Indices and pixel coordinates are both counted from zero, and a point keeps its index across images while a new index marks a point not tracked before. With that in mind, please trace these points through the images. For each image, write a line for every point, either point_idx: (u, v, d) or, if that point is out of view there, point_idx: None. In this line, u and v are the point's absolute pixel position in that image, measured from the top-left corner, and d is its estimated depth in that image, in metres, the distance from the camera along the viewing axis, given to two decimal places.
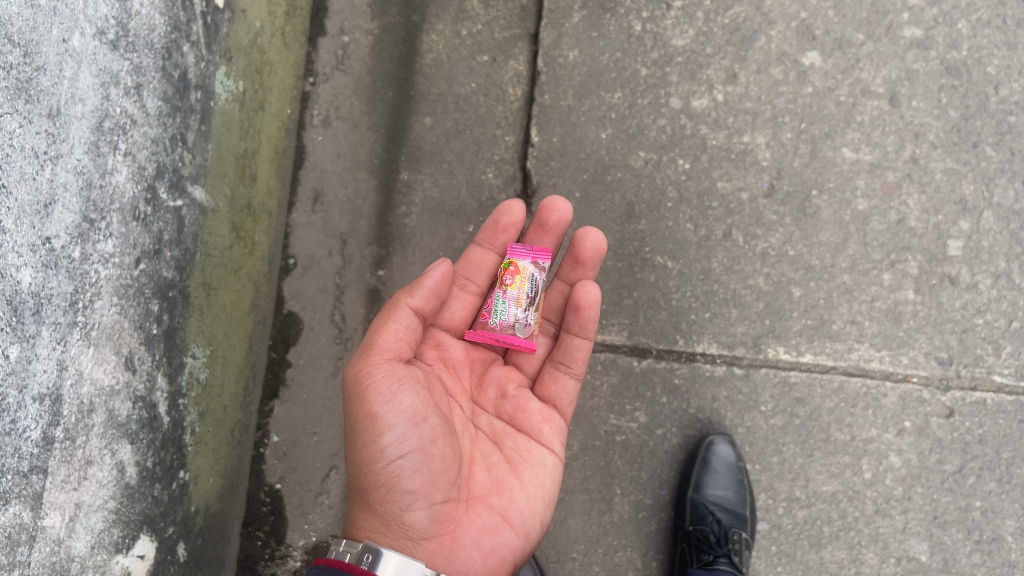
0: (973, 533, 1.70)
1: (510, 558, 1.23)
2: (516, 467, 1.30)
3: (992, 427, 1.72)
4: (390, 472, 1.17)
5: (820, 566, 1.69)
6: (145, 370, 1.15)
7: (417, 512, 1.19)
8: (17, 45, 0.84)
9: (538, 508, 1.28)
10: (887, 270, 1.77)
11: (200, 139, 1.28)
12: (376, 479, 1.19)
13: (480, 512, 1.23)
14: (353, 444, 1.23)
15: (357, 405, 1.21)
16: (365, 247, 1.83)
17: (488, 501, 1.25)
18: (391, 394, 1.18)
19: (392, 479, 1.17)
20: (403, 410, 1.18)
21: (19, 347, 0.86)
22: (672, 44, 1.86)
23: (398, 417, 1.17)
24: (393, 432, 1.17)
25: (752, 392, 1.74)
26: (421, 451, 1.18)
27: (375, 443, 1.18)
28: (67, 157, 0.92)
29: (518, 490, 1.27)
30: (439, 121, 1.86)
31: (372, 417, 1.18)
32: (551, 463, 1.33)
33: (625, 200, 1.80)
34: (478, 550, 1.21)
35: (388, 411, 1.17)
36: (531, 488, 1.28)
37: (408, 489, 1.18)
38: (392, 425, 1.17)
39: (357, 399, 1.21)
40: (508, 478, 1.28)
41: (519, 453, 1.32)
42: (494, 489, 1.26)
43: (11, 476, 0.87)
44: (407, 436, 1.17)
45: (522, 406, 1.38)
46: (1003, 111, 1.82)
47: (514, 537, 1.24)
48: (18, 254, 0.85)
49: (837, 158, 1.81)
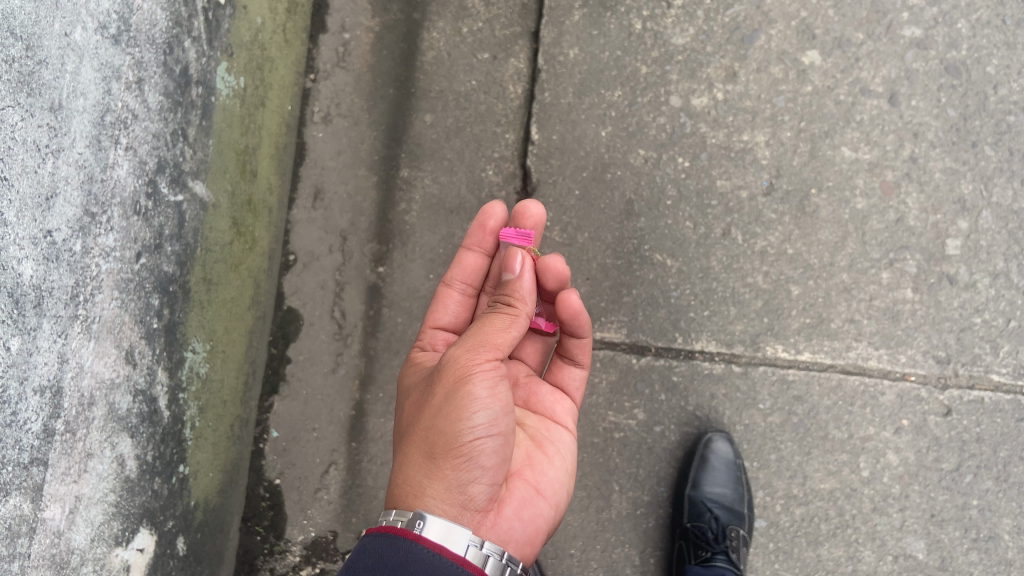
0: (970, 531, 1.70)
1: (544, 528, 1.27)
2: (542, 447, 1.36)
3: (989, 426, 1.73)
4: (474, 449, 1.15)
5: (817, 564, 1.69)
6: (146, 364, 1.15)
7: (481, 485, 1.17)
8: (19, 38, 0.84)
9: (564, 480, 1.34)
10: (885, 268, 1.77)
11: (201, 134, 1.29)
12: (456, 452, 1.15)
13: (521, 485, 1.27)
14: (426, 416, 1.18)
15: (452, 384, 1.17)
16: (365, 244, 1.83)
17: (523, 475, 1.29)
18: (493, 382, 1.17)
19: (475, 455, 1.15)
20: (500, 398, 1.18)
21: (20, 340, 0.87)
22: (672, 42, 1.86)
23: (495, 404, 1.17)
24: (485, 414, 1.16)
25: (750, 390, 1.74)
26: (502, 435, 1.19)
27: (467, 420, 1.15)
28: (68, 151, 0.92)
29: (546, 464, 1.33)
30: (440, 119, 1.86)
31: (471, 397, 1.15)
32: (569, 443, 1.41)
33: (624, 198, 1.81)
34: (519, 521, 1.23)
35: (489, 395, 1.16)
36: (556, 462, 1.35)
37: (484, 464, 1.17)
38: (488, 408, 1.16)
39: (450, 380, 1.18)
40: (536, 453, 1.34)
41: (541, 433, 1.39)
42: (526, 464, 1.31)
43: (11, 467, 0.87)
44: (496, 420, 1.17)
45: (535, 391, 1.45)
46: (1002, 111, 1.83)
47: (547, 508, 1.29)
48: (19, 247, 0.85)
49: (836, 157, 1.81)
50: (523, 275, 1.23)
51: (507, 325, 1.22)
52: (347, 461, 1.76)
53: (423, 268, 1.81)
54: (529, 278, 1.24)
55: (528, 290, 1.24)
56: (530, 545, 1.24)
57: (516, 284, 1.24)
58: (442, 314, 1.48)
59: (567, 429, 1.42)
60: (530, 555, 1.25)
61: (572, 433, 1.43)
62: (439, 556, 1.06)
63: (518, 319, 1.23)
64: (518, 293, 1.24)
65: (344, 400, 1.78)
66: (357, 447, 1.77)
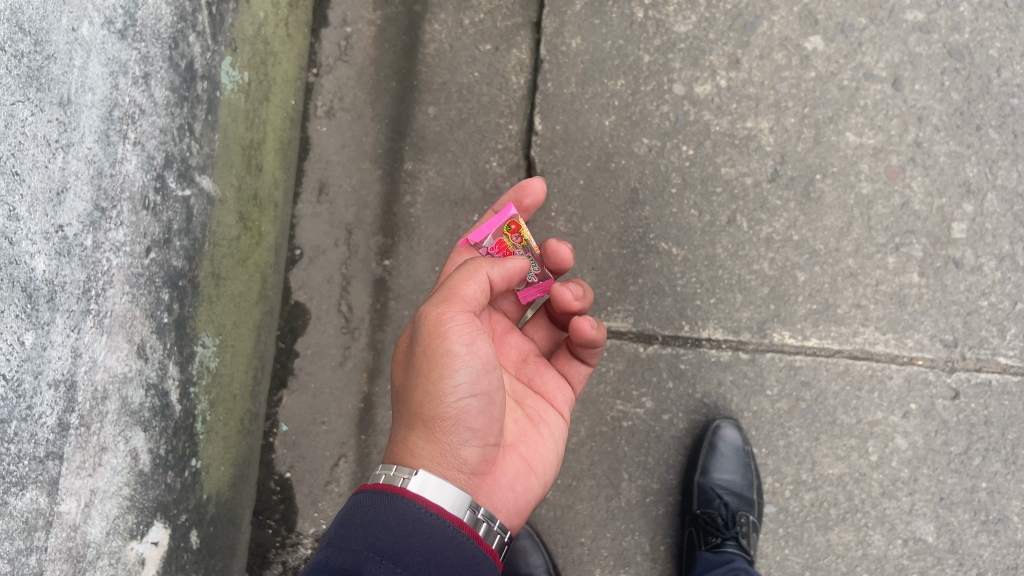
0: (979, 514, 1.71)
1: (534, 501, 1.30)
2: (535, 422, 1.37)
3: (997, 408, 1.73)
4: (458, 410, 1.16)
5: (827, 548, 1.70)
6: (157, 358, 1.16)
7: (471, 448, 1.18)
8: (28, 33, 0.84)
9: (554, 460, 1.36)
10: (891, 253, 1.77)
11: (207, 129, 1.29)
12: (442, 414, 1.16)
13: (513, 458, 1.28)
14: (412, 378, 1.20)
15: (430, 342, 1.17)
16: (371, 238, 1.83)
17: (518, 449, 1.30)
18: (471, 338, 1.17)
19: (461, 417, 1.17)
20: (480, 354, 1.18)
21: (35, 334, 0.87)
22: (674, 31, 1.86)
23: (475, 361, 1.17)
24: (466, 373, 1.16)
25: (758, 377, 1.74)
26: (487, 394, 1.19)
27: (448, 379, 1.16)
28: (78, 146, 0.92)
29: (540, 443, 1.35)
30: (443, 111, 1.87)
31: (447, 357, 1.16)
32: (562, 427, 1.42)
33: (629, 187, 1.81)
34: (512, 491, 1.26)
35: (468, 352, 1.17)
36: (548, 442, 1.36)
37: (471, 426, 1.18)
38: (469, 367, 1.17)
39: (428, 339, 1.18)
40: (532, 432, 1.35)
41: (537, 412, 1.39)
42: (522, 439, 1.32)
43: (28, 461, 0.88)
44: (479, 379, 1.17)
45: (540, 373, 1.45)
46: (1005, 93, 1.82)
47: (537, 485, 1.31)
48: (31, 241, 0.86)
49: (841, 142, 1.81)
50: (514, 261, 1.28)
51: (472, 280, 1.21)
52: (357, 453, 1.77)
53: (429, 261, 1.82)
54: (518, 264, 1.28)
55: (510, 268, 1.26)
56: (519, 514, 1.27)
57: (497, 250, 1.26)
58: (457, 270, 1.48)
59: (561, 414, 1.43)
60: (520, 526, 1.28)
61: (566, 418, 1.43)
62: (439, 518, 1.03)
63: (478, 271, 1.22)
64: (494, 260, 1.25)
65: (353, 393, 1.78)
66: (366, 439, 1.77)
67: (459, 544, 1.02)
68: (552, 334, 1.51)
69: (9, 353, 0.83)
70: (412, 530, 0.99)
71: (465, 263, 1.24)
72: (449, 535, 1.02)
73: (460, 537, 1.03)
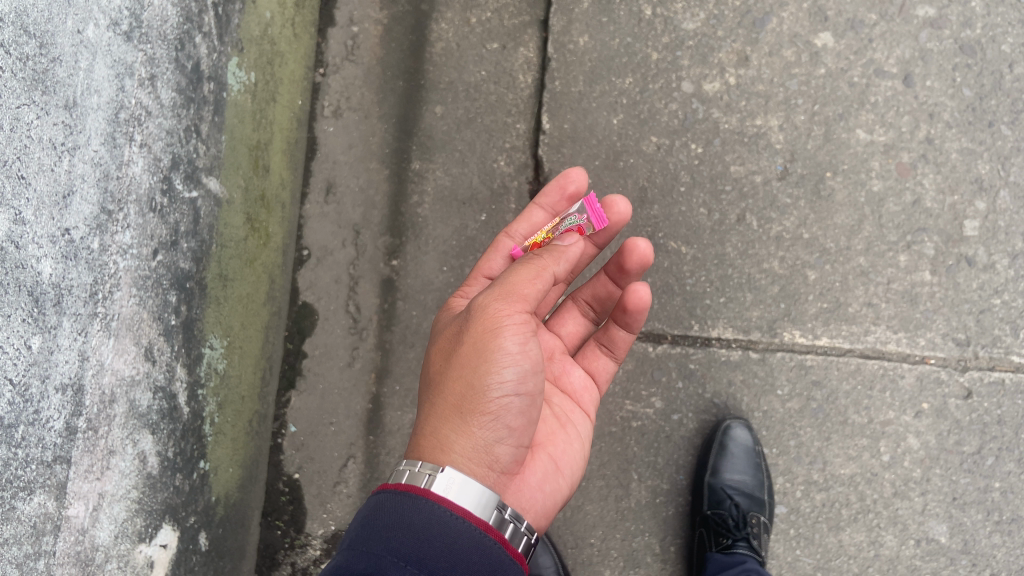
0: (993, 514, 1.69)
1: (559, 502, 1.31)
2: (563, 423, 1.38)
3: (1011, 408, 1.72)
4: (500, 407, 1.16)
5: (839, 549, 1.68)
6: (164, 361, 1.16)
7: (505, 447, 1.18)
8: (33, 36, 0.84)
9: (581, 461, 1.37)
10: (903, 251, 1.75)
11: (214, 130, 1.29)
12: (483, 409, 1.15)
13: (542, 457, 1.30)
14: (454, 368, 1.17)
15: (480, 336, 1.16)
16: (378, 237, 1.84)
17: (545, 449, 1.32)
18: (523, 338, 1.16)
19: (501, 415, 1.16)
20: (529, 355, 1.17)
21: (41, 338, 0.87)
22: (682, 28, 1.85)
23: (524, 361, 1.16)
24: (512, 372, 1.15)
25: (768, 376, 1.73)
26: (529, 395, 1.18)
27: (494, 376, 1.14)
28: (84, 148, 0.92)
29: (567, 443, 1.35)
30: (450, 110, 1.87)
31: (494, 354, 1.14)
32: (587, 427, 1.42)
33: (638, 185, 1.80)
34: (540, 492, 1.27)
35: (519, 350, 1.15)
36: (575, 442, 1.37)
37: (509, 425, 1.17)
38: (520, 366, 1.16)
39: (477, 330, 1.16)
40: (559, 431, 1.36)
41: (565, 411, 1.40)
42: (550, 439, 1.34)
43: (35, 466, 0.88)
44: (524, 379, 1.16)
45: (568, 371, 1.46)
46: (1017, 89, 1.80)
47: (564, 485, 1.32)
48: (37, 245, 0.85)
49: (851, 140, 1.79)
50: (573, 247, 1.23)
51: (535, 277, 1.18)
52: (365, 454, 1.77)
53: (436, 260, 1.82)
54: (576, 251, 1.23)
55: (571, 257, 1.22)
56: (546, 515, 1.28)
57: (563, 248, 1.23)
58: (492, 264, 1.47)
59: (588, 415, 1.43)
60: (545, 527, 1.28)
61: (592, 418, 1.45)
62: (465, 520, 1.02)
63: (544, 271, 1.19)
64: (558, 253, 1.22)
65: (361, 394, 1.78)
66: (374, 440, 1.77)
67: (486, 548, 1.01)
68: (580, 332, 1.53)
69: (15, 358, 0.82)
70: (436, 533, 0.97)
71: (531, 258, 1.21)
72: (474, 538, 1.01)
73: (486, 541, 1.02)
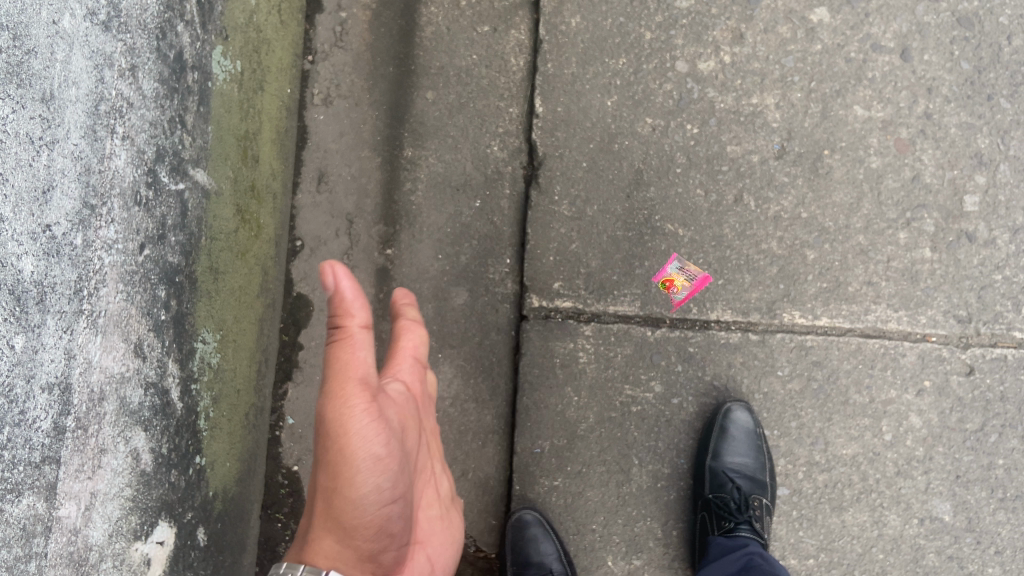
0: (997, 491, 1.68)
1: None
2: (446, 517, 1.38)
3: (1013, 384, 1.70)
4: (375, 520, 1.13)
5: (842, 530, 1.68)
6: (156, 357, 1.14)
7: (387, 553, 1.18)
8: (5, 28, 0.81)
9: (451, 562, 1.38)
10: (903, 229, 1.73)
11: (200, 121, 1.26)
12: (359, 524, 1.12)
13: (418, 557, 1.32)
14: (324, 472, 1.11)
15: (334, 443, 1.09)
16: (372, 226, 1.83)
17: (423, 548, 1.33)
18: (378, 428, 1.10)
19: (378, 527, 1.14)
20: (393, 463, 1.13)
21: (24, 338, 0.85)
22: (676, 7, 1.82)
23: (388, 471, 1.12)
24: (380, 486, 1.11)
25: (768, 358, 1.71)
26: (400, 499, 1.16)
27: (365, 491, 1.10)
28: (63, 142, 0.89)
29: (439, 549, 1.36)
30: (441, 95, 1.86)
31: (358, 471, 1.09)
32: (461, 522, 1.42)
33: (633, 168, 1.78)
34: None
35: (382, 453, 1.11)
36: (446, 549, 1.37)
37: (389, 533, 1.16)
38: (389, 471, 1.13)
39: (331, 438, 1.09)
40: (426, 544, 1.34)
41: (429, 503, 1.35)
42: (429, 540, 1.35)
43: (22, 467, 0.86)
44: (394, 485, 1.14)
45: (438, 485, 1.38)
46: (1016, 62, 1.77)
47: None
48: (18, 243, 0.83)
49: (849, 116, 1.77)
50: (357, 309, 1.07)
51: (356, 356, 1.08)
52: None
53: (431, 248, 1.81)
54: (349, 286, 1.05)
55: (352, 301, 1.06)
56: None
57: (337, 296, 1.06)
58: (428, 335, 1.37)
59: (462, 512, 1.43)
60: None
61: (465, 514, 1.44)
62: None
63: (356, 341, 1.08)
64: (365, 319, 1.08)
65: None
66: None
67: None
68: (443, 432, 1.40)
69: None
70: None
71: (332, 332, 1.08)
72: None
73: None
